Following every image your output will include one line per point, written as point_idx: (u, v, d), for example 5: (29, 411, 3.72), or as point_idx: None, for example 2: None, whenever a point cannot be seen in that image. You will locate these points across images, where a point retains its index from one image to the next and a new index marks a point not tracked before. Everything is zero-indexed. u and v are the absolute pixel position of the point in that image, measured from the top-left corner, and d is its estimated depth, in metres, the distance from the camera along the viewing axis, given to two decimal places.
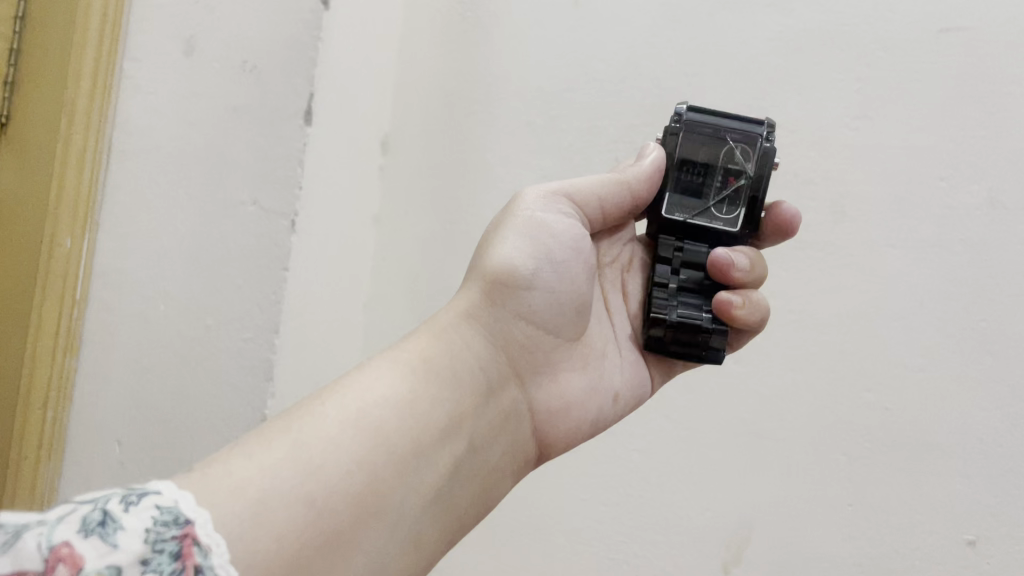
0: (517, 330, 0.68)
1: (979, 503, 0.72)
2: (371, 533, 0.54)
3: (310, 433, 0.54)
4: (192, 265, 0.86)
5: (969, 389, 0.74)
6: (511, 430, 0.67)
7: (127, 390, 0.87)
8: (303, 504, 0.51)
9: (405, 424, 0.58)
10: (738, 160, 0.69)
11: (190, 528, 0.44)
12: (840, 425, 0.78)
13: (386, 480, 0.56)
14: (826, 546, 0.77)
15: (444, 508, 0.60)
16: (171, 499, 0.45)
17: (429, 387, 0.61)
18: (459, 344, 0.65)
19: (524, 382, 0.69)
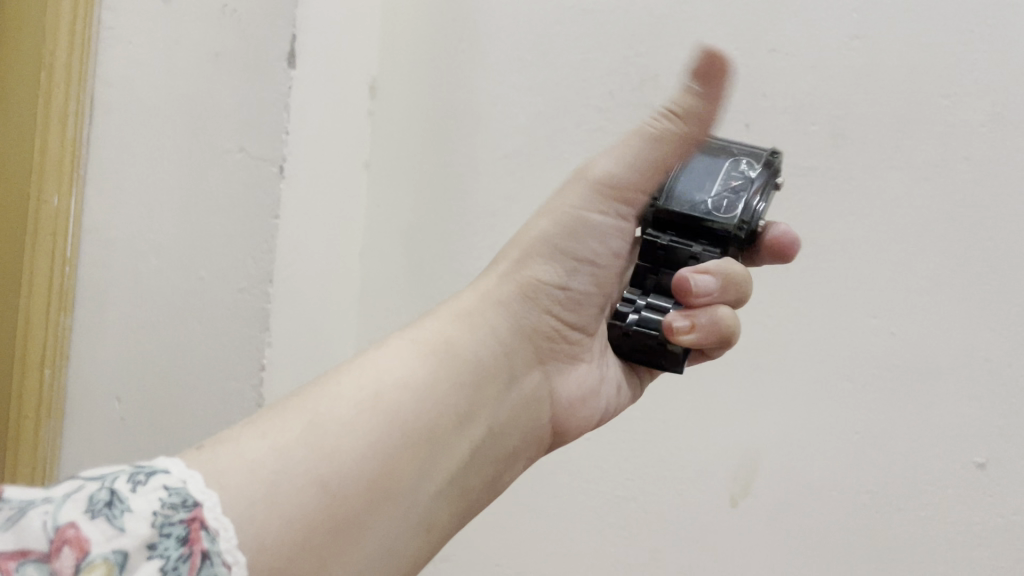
0: (552, 314, 0.57)
1: (988, 425, 0.66)
2: (386, 516, 0.45)
3: (327, 420, 0.45)
4: (182, 219, 0.83)
5: (975, 310, 0.67)
6: (529, 423, 0.56)
7: (125, 347, 0.83)
8: (317, 487, 0.42)
9: (436, 409, 0.49)
10: (741, 169, 0.54)
11: (199, 512, 0.37)
12: (845, 353, 0.72)
13: (409, 460, 0.47)
14: (834, 473, 0.71)
15: (461, 492, 0.50)
16: (178, 480, 0.37)
17: (450, 376, 0.51)
18: (486, 326, 0.55)
19: (546, 366, 0.57)
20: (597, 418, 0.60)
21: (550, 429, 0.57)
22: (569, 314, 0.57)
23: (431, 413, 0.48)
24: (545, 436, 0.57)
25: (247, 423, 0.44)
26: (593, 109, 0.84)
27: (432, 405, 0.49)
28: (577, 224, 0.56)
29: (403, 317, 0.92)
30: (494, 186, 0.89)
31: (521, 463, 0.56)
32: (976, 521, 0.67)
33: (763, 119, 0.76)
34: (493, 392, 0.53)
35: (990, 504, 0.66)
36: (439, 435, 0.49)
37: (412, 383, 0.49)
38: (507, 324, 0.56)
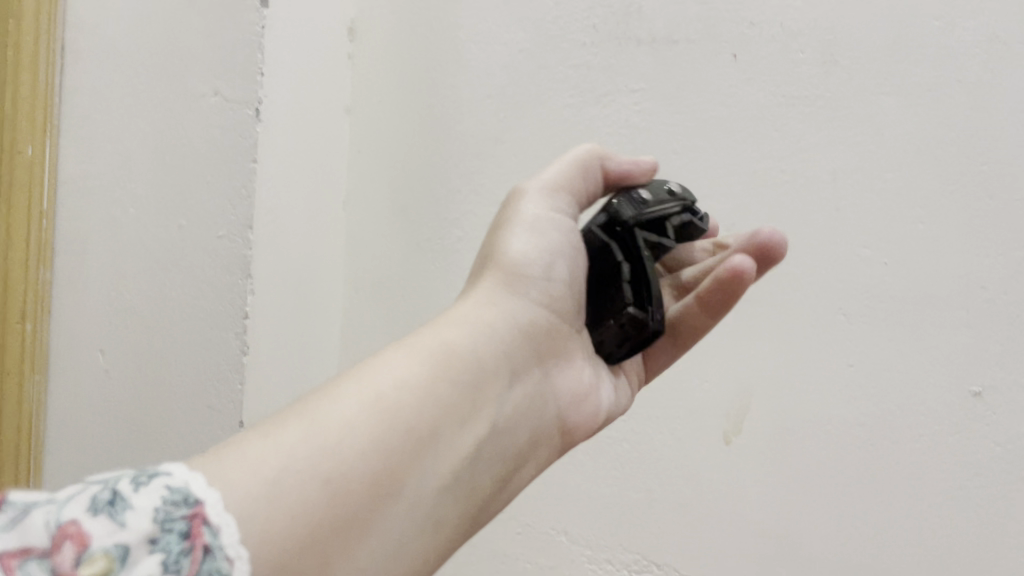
0: (548, 313, 0.51)
1: (984, 352, 0.65)
2: (390, 513, 0.40)
3: (326, 425, 0.40)
4: (157, 165, 0.80)
5: (970, 237, 0.66)
6: (535, 428, 0.50)
7: (106, 294, 0.84)
8: (319, 483, 0.38)
9: (439, 406, 0.44)
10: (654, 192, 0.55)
11: (200, 509, 0.34)
12: (838, 285, 0.70)
13: (413, 455, 0.42)
14: (829, 407, 0.71)
15: (468, 488, 0.45)
16: (182, 479, 0.34)
17: (453, 374, 0.45)
18: (484, 324, 0.49)
19: (552, 366, 0.52)
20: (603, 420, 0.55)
21: (556, 426, 0.52)
22: (567, 315, 0.52)
23: (433, 410, 0.44)
24: (552, 440, 0.52)
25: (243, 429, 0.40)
26: (577, 44, 0.82)
27: (434, 402, 0.44)
28: (541, 220, 0.52)
29: (392, 263, 0.90)
30: (478, 126, 0.86)
31: (527, 468, 0.51)
32: (974, 450, 0.66)
33: (749, 47, 0.74)
34: (496, 389, 0.47)
35: (987, 433, 0.65)
36: (441, 431, 0.44)
37: (411, 382, 0.44)
38: (506, 319, 0.50)
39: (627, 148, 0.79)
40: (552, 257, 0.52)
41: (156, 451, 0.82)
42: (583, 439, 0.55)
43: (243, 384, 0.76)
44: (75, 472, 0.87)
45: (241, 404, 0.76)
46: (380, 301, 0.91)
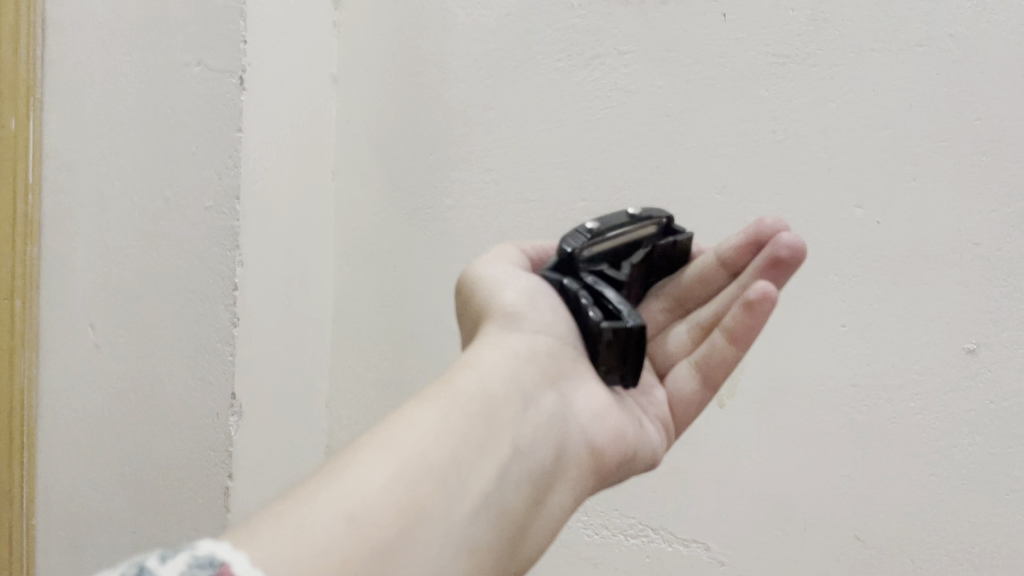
0: (551, 341, 0.48)
1: (978, 310, 0.65)
2: (424, 540, 0.36)
3: (341, 475, 0.37)
4: (142, 137, 0.79)
5: (962, 194, 0.65)
6: (565, 455, 0.45)
7: (94, 268, 0.84)
8: (344, 520, 0.35)
9: (449, 433, 0.40)
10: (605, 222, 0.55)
11: (227, 568, 0.31)
12: (830, 245, 0.70)
13: (436, 483, 0.38)
14: (825, 368, 0.71)
15: (503, 513, 0.40)
16: (207, 547, 0.32)
17: (464, 407, 0.42)
18: (485, 362, 0.45)
19: (570, 391, 0.48)
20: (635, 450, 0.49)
21: (588, 454, 0.46)
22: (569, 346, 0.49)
23: (449, 441, 0.40)
24: (587, 469, 0.46)
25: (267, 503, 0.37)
26: (564, 6, 0.80)
27: (449, 433, 0.40)
28: (502, 276, 0.51)
29: (382, 234, 0.89)
30: (468, 92, 0.85)
31: (565, 498, 0.45)
32: (968, 408, 0.66)
33: (738, 5, 0.73)
34: (513, 414, 0.43)
35: (981, 390, 0.65)
36: (459, 455, 0.40)
37: (421, 421, 0.41)
38: (508, 355, 0.46)
39: (618, 111, 0.78)
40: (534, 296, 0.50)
41: (150, 425, 0.81)
42: (623, 473, 0.50)
43: (234, 357, 0.75)
44: (70, 446, 0.87)
45: (232, 377, 0.76)
46: (371, 272, 0.90)
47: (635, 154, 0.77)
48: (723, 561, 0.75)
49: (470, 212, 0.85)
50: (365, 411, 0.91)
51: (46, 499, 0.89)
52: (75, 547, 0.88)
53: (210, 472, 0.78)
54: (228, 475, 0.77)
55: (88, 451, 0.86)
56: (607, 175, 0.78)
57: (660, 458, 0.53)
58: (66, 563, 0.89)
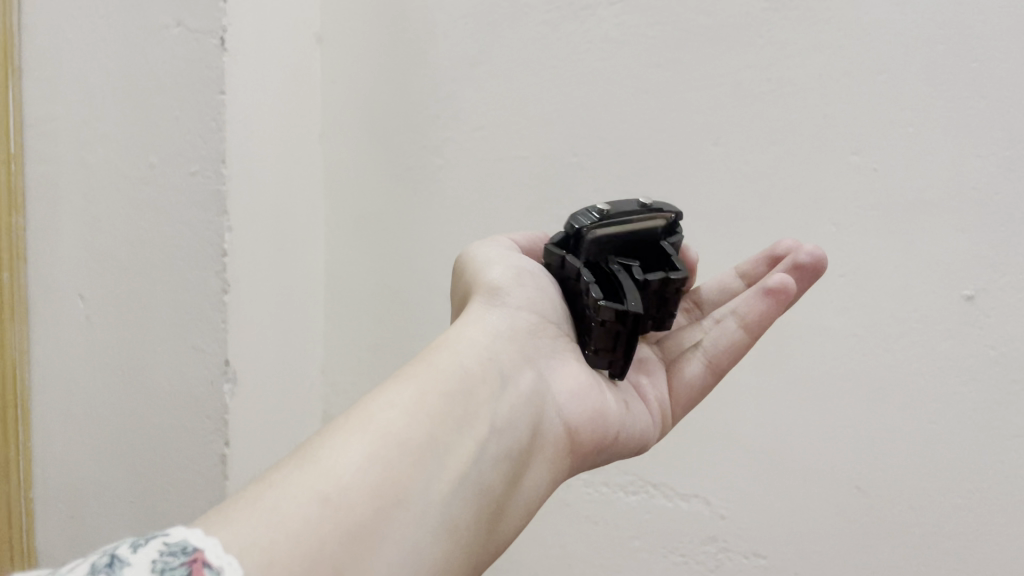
0: (529, 319, 0.50)
1: (976, 256, 0.64)
2: (399, 520, 0.37)
3: (315, 458, 0.38)
4: (123, 103, 0.78)
5: (960, 138, 0.64)
6: (541, 433, 0.46)
7: (81, 239, 0.83)
8: (319, 503, 0.36)
9: (424, 415, 0.41)
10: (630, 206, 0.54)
11: (200, 555, 0.32)
12: (827, 194, 0.69)
13: (412, 463, 0.39)
14: (822, 318, 0.70)
15: (481, 491, 0.41)
16: (180, 535, 0.33)
17: (441, 389, 0.43)
18: (465, 344, 0.47)
19: (547, 368, 0.49)
20: (619, 430, 0.50)
21: (565, 432, 0.47)
22: (547, 325, 0.50)
23: (425, 421, 0.41)
24: (565, 447, 0.47)
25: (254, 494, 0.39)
26: None
27: (426, 413, 0.41)
28: (493, 257, 0.53)
29: (373, 194, 0.88)
30: (455, 49, 0.83)
31: (539, 479, 0.46)
32: (967, 354, 0.65)
33: None
34: (491, 393, 0.44)
35: (981, 337, 0.65)
36: (436, 435, 0.41)
37: (398, 401, 0.42)
38: (487, 333, 0.48)
39: (607, 63, 0.76)
40: (519, 274, 0.51)
41: (144, 395, 0.81)
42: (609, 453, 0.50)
43: (226, 324, 0.75)
44: (64, 420, 0.87)
45: (224, 343, 0.75)
46: (364, 234, 0.89)
47: (627, 107, 0.76)
48: (723, 514, 0.76)
49: (461, 172, 0.84)
50: (362, 374, 0.90)
51: (44, 472, 0.89)
52: (74, 519, 0.88)
53: (208, 440, 0.77)
54: (224, 442, 0.76)
55: (83, 424, 0.85)
56: (599, 129, 0.77)
57: (653, 442, 0.53)
58: (68, 535, 0.89)
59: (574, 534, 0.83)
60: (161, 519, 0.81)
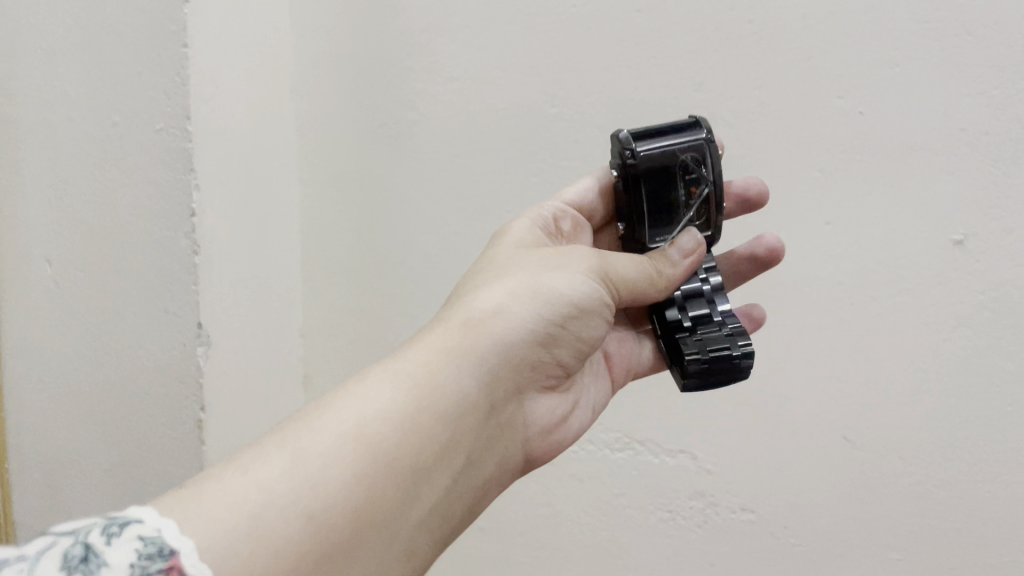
0: (540, 347, 0.50)
1: (966, 199, 0.63)
2: (370, 552, 0.40)
3: (310, 462, 0.39)
4: (83, 60, 0.75)
5: (947, 78, 0.62)
6: (498, 462, 0.49)
7: (47, 201, 0.80)
8: (304, 520, 0.37)
9: (418, 439, 0.43)
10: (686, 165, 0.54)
11: (175, 561, 0.33)
12: (812, 140, 0.67)
13: (394, 492, 0.41)
14: (809, 268, 0.69)
15: (440, 522, 0.44)
16: (153, 527, 0.34)
17: (439, 414, 0.44)
18: (476, 356, 0.47)
19: (522, 391, 0.51)
20: (556, 445, 0.55)
21: (514, 457, 0.51)
22: (555, 349, 0.51)
23: (417, 451, 0.42)
24: (511, 465, 0.51)
25: (226, 463, 0.39)
26: None
27: (422, 441, 0.43)
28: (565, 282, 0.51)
29: (350, 152, 0.85)
30: None
31: (487, 496, 0.49)
32: (956, 300, 0.64)
33: None
34: (475, 424, 0.46)
35: (970, 282, 0.64)
36: (426, 469, 0.43)
37: (395, 414, 0.42)
38: (502, 356, 0.48)
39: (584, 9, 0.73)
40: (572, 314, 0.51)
41: (116, 361, 0.79)
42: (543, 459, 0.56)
43: (198, 287, 0.72)
44: (38, 388, 0.85)
45: (198, 306, 0.73)
46: (339, 194, 0.86)
47: (604, 53, 0.73)
48: (711, 469, 0.74)
49: (436, 126, 0.81)
50: (343, 336, 0.89)
51: (17, 439, 0.88)
52: (50, 489, 0.86)
53: (183, 406, 0.75)
54: (199, 407, 0.74)
55: (56, 393, 0.84)
56: (575, 77, 0.75)
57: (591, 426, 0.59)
58: (46, 503, 0.87)
59: (562, 494, 0.81)
60: (137, 488, 0.80)
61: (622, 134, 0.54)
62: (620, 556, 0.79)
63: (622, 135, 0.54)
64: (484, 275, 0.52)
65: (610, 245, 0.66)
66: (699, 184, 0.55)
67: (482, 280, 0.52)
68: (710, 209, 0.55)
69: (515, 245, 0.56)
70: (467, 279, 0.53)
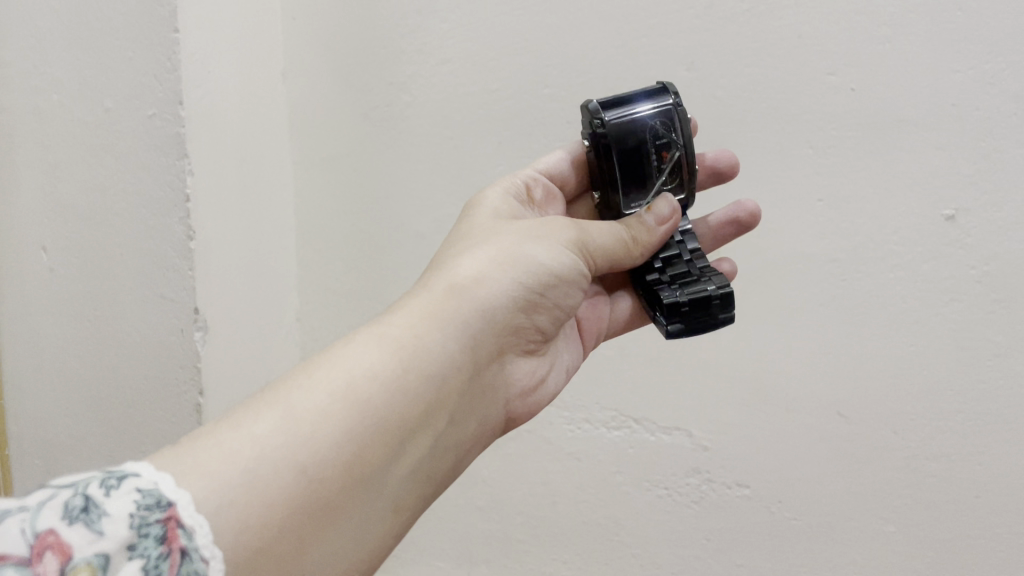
0: (523, 311, 0.51)
1: (957, 174, 0.64)
2: (356, 506, 0.40)
3: (299, 418, 0.40)
4: (74, 46, 0.75)
5: (939, 54, 0.63)
6: (482, 420, 0.50)
7: (40, 187, 0.80)
8: (293, 474, 0.38)
9: (405, 398, 0.43)
10: (658, 132, 0.55)
11: (174, 511, 0.33)
12: (804, 117, 0.67)
13: (382, 450, 0.41)
14: (802, 244, 0.69)
15: (426, 475, 0.45)
16: (150, 481, 0.34)
17: (424, 373, 0.44)
18: (460, 317, 0.47)
19: (504, 354, 0.51)
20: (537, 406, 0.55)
21: (496, 417, 0.52)
22: (535, 314, 0.52)
23: (402, 409, 0.43)
24: (493, 425, 0.51)
25: (218, 419, 0.40)
26: None
27: (409, 401, 0.43)
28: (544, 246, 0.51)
29: (342, 135, 0.85)
30: None
31: (470, 455, 0.50)
32: (947, 275, 0.65)
33: None
34: (459, 384, 0.46)
35: (962, 256, 0.64)
36: (412, 428, 0.43)
37: (382, 373, 0.43)
38: (486, 318, 0.48)
39: None
40: (553, 278, 0.51)
41: (112, 347, 0.79)
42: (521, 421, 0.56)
43: (194, 272, 0.72)
44: (35, 374, 0.85)
45: (194, 292, 0.73)
46: (331, 177, 0.86)
47: (596, 33, 0.73)
48: (706, 446, 0.75)
49: (429, 108, 0.81)
50: (338, 319, 0.89)
51: (14, 425, 0.88)
52: (50, 474, 0.87)
53: (182, 389, 0.76)
54: (199, 392, 0.75)
55: (54, 380, 0.84)
56: (567, 57, 0.75)
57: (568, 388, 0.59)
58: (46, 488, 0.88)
59: (558, 472, 0.81)
60: None
61: (593, 106, 0.55)
62: (618, 532, 0.80)
63: (592, 107, 0.55)
64: (466, 239, 0.53)
65: (587, 215, 0.66)
66: (671, 149, 0.55)
67: (467, 243, 0.52)
68: (685, 170, 0.56)
69: (492, 215, 0.56)
70: (449, 244, 0.54)
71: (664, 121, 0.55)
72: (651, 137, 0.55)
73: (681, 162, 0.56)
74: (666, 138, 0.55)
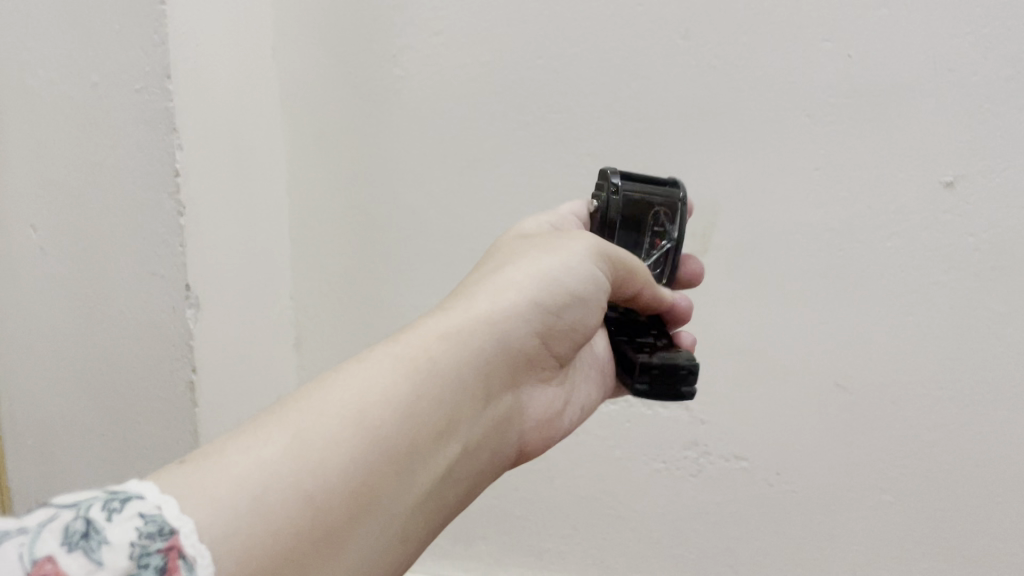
0: (536, 333, 0.49)
1: (956, 140, 0.63)
2: (367, 532, 0.37)
3: (314, 433, 0.36)
4: (59, 20, 0.74)
5: (939, 17, 0.62)
6: (491, 447, 0.47)
7: (27, 163, 0.79)
8: (305, 498, 0.34)
9: (418, 422, 0.40)
10: (658, 222, 0.57)
11: (176, 540, 0.30)
12: (801, 84, 0.66)
13: (394, 475, 0.38)
14: (798, 214, 0.68)
15: (434, 508, 0.42)
16: (155, 504, 0.31)
17: (438, 398, 0.42)
18: (475, 338, 0.45)
19: (515, 378, 0.49)
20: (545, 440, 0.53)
21: (504, 445, 0.48)
22: (548, 339, 0.50)
23: (415, 433, 0.40)
24: (501, 454, 0.49)
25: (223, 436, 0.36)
26: None
27: (422, 424, 0.40)
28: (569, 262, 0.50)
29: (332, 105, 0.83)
30: None
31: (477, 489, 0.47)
32: (946, 243, 0.65)
33: None
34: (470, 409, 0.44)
35: (962, 224, 0.64)
36: (423, 452, 0.40)
37: (398, 394, 0.40)
38: (499, 336, 0.46)
39: None
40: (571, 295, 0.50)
41: (105, 326, 0.78)
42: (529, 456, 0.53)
43: (183, 248, 0.72)
44: (27, 354, 0.85)
45: (184, 268, 0.72)
46: (322, 153, 0.84)
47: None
48: (703, 418, 0.74)
49: (421, 80, 0.79)
50: (332, 297, 0.88)
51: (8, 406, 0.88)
52: (46, 455, 0.86)
53: (174, 367, 0.75)
54: (189, 368, 0.74)
55: (46, 360, 0.83)
56: (560, 25, 0.73)
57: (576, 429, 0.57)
58: (43, 469, 0.88)
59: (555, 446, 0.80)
60: (133, 450, 0.80)
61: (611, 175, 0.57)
62: (615, 506, 0.79)
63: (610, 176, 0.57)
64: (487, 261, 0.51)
65: None
66: (664, 239, 0.57)
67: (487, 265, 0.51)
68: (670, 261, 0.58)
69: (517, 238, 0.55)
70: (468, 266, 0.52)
71: (666, 214, 0.57)
72: (648, 224, 0.57)
73: (669, 253, 0.58)
74: (663, 229, 0.57)
